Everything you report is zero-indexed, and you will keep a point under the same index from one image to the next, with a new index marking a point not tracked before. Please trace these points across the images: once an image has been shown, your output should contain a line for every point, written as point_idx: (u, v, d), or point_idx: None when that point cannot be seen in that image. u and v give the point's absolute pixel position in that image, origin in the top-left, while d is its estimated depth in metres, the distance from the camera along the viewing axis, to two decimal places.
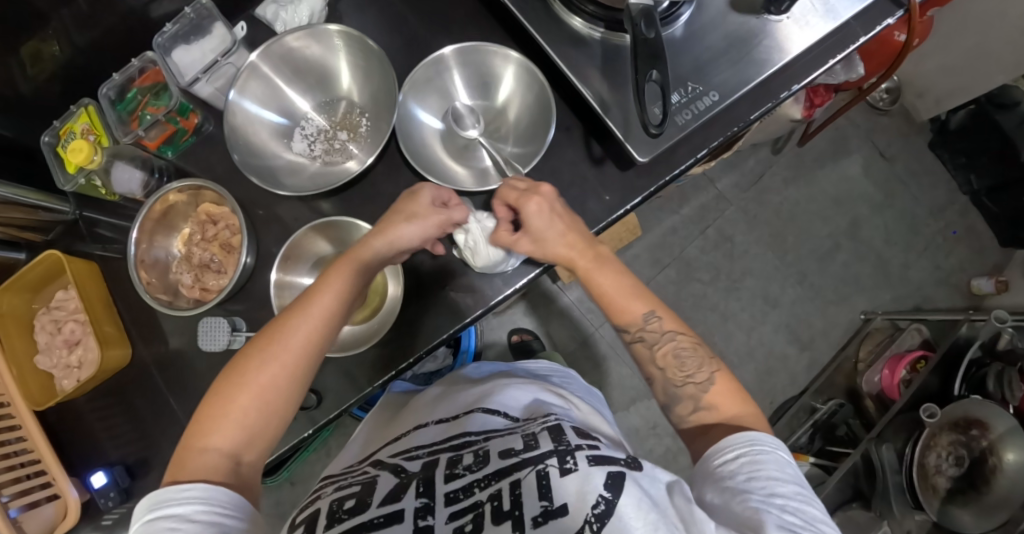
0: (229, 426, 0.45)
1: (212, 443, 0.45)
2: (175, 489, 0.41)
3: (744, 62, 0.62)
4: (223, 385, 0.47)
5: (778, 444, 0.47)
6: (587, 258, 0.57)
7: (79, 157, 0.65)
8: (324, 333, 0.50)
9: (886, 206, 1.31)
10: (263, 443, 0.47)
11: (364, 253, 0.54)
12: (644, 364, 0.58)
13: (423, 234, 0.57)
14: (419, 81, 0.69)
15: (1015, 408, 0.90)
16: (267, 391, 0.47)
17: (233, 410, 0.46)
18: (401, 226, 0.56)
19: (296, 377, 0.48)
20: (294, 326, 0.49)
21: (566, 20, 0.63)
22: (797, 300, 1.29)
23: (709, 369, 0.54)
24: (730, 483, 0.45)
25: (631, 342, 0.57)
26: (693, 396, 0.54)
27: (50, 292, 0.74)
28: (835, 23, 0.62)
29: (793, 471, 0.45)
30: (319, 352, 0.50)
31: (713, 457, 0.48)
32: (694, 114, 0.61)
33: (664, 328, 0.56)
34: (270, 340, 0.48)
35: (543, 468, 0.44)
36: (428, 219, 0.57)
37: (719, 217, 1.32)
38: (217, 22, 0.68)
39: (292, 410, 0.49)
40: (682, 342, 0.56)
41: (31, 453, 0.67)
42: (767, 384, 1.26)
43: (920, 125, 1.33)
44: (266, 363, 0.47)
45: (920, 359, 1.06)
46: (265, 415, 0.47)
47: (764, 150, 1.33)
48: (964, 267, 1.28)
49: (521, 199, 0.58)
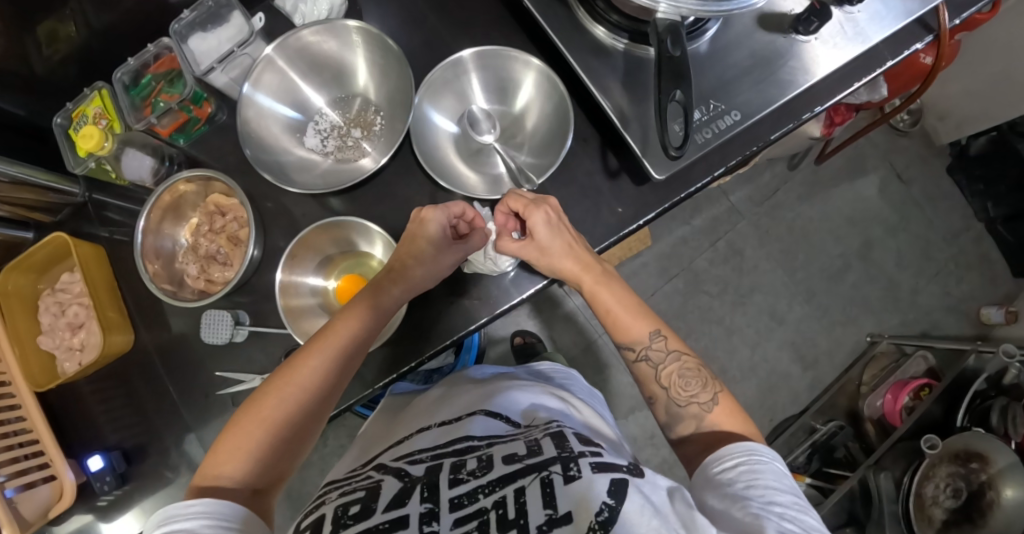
0: (245, 456, 0.47)
1: (224, 472, 0.46)
2: (183, 505, 0.42)
3: (767, 82, 0.61)
4: (243, 416, 0.49)
5: (776, 457, 0.48)
6: (594, 274, 0.59)
7: (89, 143, 0.65)
8: (340, 369, 0.53)
9: (900, 229, 1.29)
10: (277, 471, 0.49)
11: (386, 296, 0.57)
12: (646, 382, 0.57)
13: (437, 271, 0.60)
14: (436, 82, 0.68)
15: (1016, 444, 0.89)
16: (282, 425, 0.49)
17: (249, 441, 0.48)
18: (414, 268, 0.58)
19: (311, 410, 0.51)
20: (309, 361, 0.52)
21: (589, 29, 0.62)
22: (803, 318, 1.28)
23: (712, 390, 0.54)
24: (729, 490, 0.45)
25: (636, 360, 0.57)
26: (696, 416, 0.53)
27: (56, 273, 0.74)
28: (864, 47, 0.60)
29: (791, 482, 0.45)
30: (334, 386, 0.53)
31: (711, 466, 0.48)
32: (714, 134, 0.60)
33: (668, 348, 0.57)
34: (288, 375, 0.51)
35: (547, 475, 0.44)
36: (439, 252, 0.59)
37: (730, 230, 1.31)
38: (235, 11, 0.67)
39: (304, 442, 0.51)
40: (687, 363, 0.56)
41: (29, 434, 0.68)
42: (768, 401, 1.25)
43: (940, 149, 1.31)
44: (283, 398, 0.50)
45: (925, 387, 1.06)
46: (279, 447, 0.49)
47: (780, 165, 1.31)
48: (974, 296, 1.27)
49: (530, 208, 0.59)
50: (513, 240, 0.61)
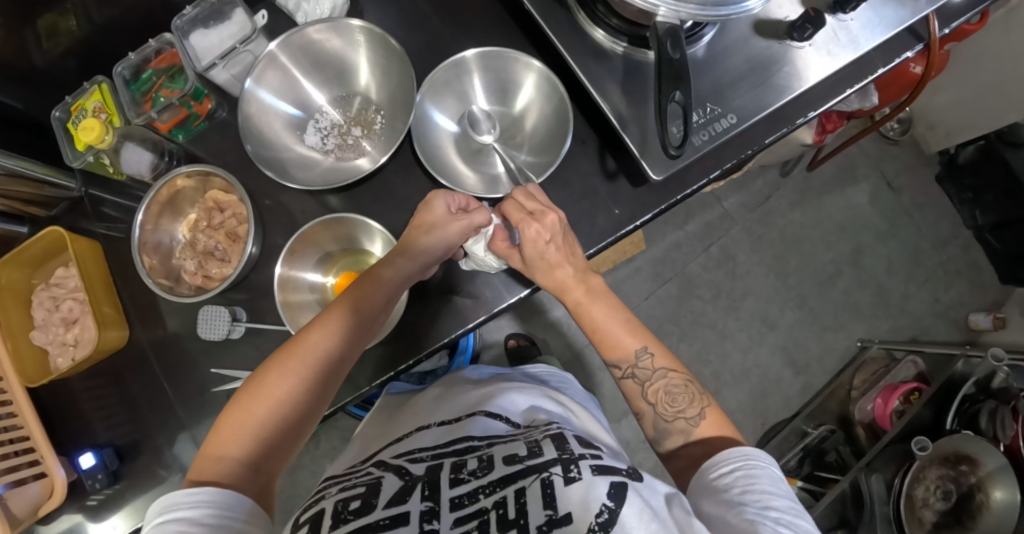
0: (247, 436, 0.48)
1: (229, 453, 0.47)
2: (186, 493, 0.43)
3: (762, 87, 0.62)
4: (244, 397, 0.50)
5: (771, 462, 0.48)
6: (580, 291, 0.59)
7: (90, 136, 0.64)
8: (343, 349, 0.53)
9: (890, 236, 1.31)
10: (280, 452, 0.49)
11: (389, 272, 0.58)
12: (633, 398, 0.57)
13: (445, 239, 0.59)
14: (437, 82, 0.69)
15: (1004, 447, 0.89)
16: (286, 403, 0.50)
17: (252, 421, 0.49)
18: (422, 239, 0.59)
19: (314, 390, 0.51)
20: (311, 340, 0.52)
21: (588, 32, 0.63)
22: (794, 323, 1.30)
23: (699, 405, 0.55)
24: (726, 496, 0.45)
25: (623, 378, 0.57)
26: (683, 430, 0.54)
27: (51, 268, 0.73)
28: (856, 54, 0.61)
29: (786, 486, 0.46)
30: (337, 366, 0.53)
31: (708, 471, 0.48)
32: (710, 137, 0.61)
33: (655, 366, 0.56)
34: (289, 354, 0.51)
35: (547, 476, 0.44)
36: (448, 225, 0.59)
37: (723, 236, 1.32)
38: (238, 8, 0.67)
39: (306, 422, 0.52)
40: (674, 379, 0.55)
41: (20, 430, 0.67)
42: (759, 405, 1.27)
43: (929, 157, 1.33)
44: (285, 376, 0.50)
45: (914, 391, 1.08)
46: (281, 427, 0.50)
47: (773, 172, 1.33)
48: (963, 302, 1.29)
49: (523, 222, 0.58)
50: (507, 243, 0.62)
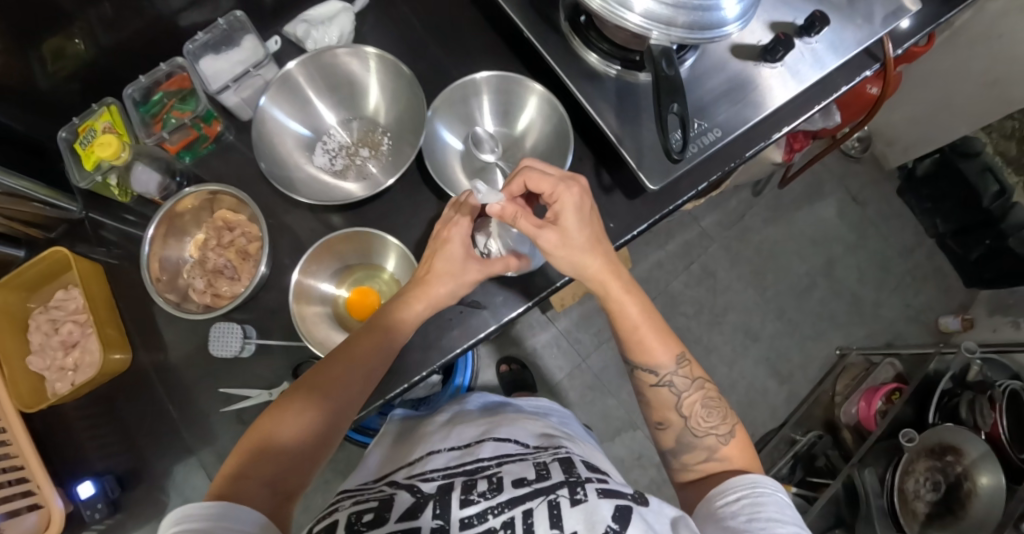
0: (268, 459, 0.49)
1: (248, 474, 0.48)
2: (197, 504, 0.42)
3: (744, 103, 0.67)
4: (265, 423, 0.52)
5: (777, 488, 0.50)
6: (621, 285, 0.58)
7: (106, 151, 0.63)
8: (361, 378, 0.55)
9: (859, 247, 1.39)
10: (296, 477, 0.50)
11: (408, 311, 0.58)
12: (663, 409, 0.59)
13: (462, 284, 0.60)
14: (445, 103, 0.72)
15: (986, 434, 0.94)
16: (305, 427, 0.52)
17: (272, 445, 0.50)
18: (439, 284, 0.59)
19: (333, 416, 0.53)
20: (331, 369, 0.54)
21: (583, 56, 0.67)
22: (775, 334, 1.35)
23: (729, 423, 0.58)
24: (731, 522, 0.47)
25: (658, 384, 0.59)
26: (711, 447, 0.56)
27: (48, 292, 0.71)
28: (820, 74, 0.68)
29: (794, 513, 0.47)
30: (355, 394, 0.55)
31: (715, 498, 0.51)
32: (701, 148, 0.66)
33: (693, 376, 0.59)
34: (311, 382, 0.54)
35: (554, 498, 0.45)
36: (463, 272, 0.59)
37: (703, 253, 1.38)
38: (248, 35, 0.70)
39: (324, 449, 0.53)
40: (709, 393, 0.59)
41: (13, 460, 0.65)
42: (748, 416, 1.30)
43: (888, 172, 1.43)
44: (307, 401, 0.52)
45: (895, 391, 1.12)
46: (300, 451, 0.51)
47: (746, 192, 1.40)
48: (932, 306, 1.36)
49: (561, 186, 0.55)
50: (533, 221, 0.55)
